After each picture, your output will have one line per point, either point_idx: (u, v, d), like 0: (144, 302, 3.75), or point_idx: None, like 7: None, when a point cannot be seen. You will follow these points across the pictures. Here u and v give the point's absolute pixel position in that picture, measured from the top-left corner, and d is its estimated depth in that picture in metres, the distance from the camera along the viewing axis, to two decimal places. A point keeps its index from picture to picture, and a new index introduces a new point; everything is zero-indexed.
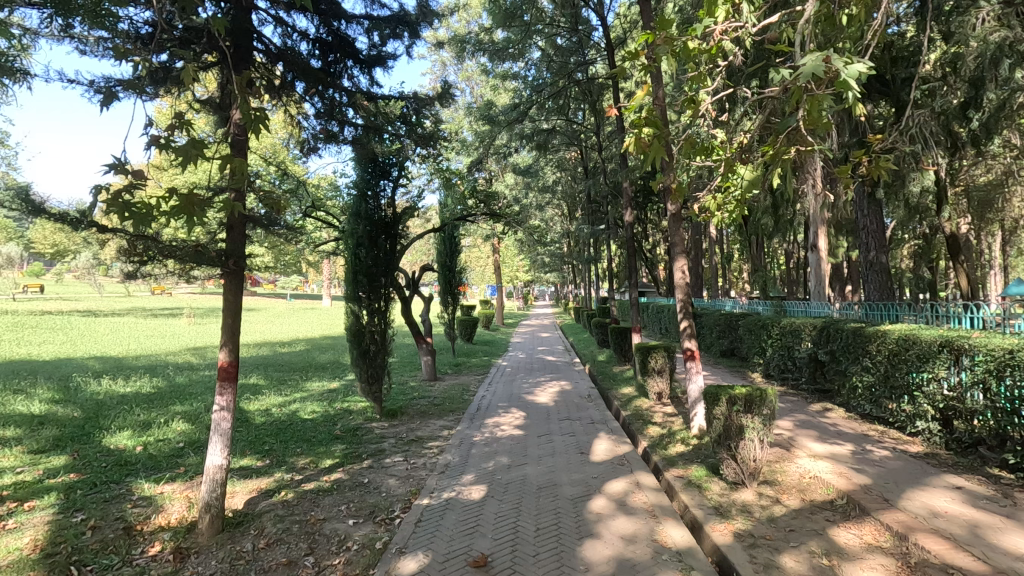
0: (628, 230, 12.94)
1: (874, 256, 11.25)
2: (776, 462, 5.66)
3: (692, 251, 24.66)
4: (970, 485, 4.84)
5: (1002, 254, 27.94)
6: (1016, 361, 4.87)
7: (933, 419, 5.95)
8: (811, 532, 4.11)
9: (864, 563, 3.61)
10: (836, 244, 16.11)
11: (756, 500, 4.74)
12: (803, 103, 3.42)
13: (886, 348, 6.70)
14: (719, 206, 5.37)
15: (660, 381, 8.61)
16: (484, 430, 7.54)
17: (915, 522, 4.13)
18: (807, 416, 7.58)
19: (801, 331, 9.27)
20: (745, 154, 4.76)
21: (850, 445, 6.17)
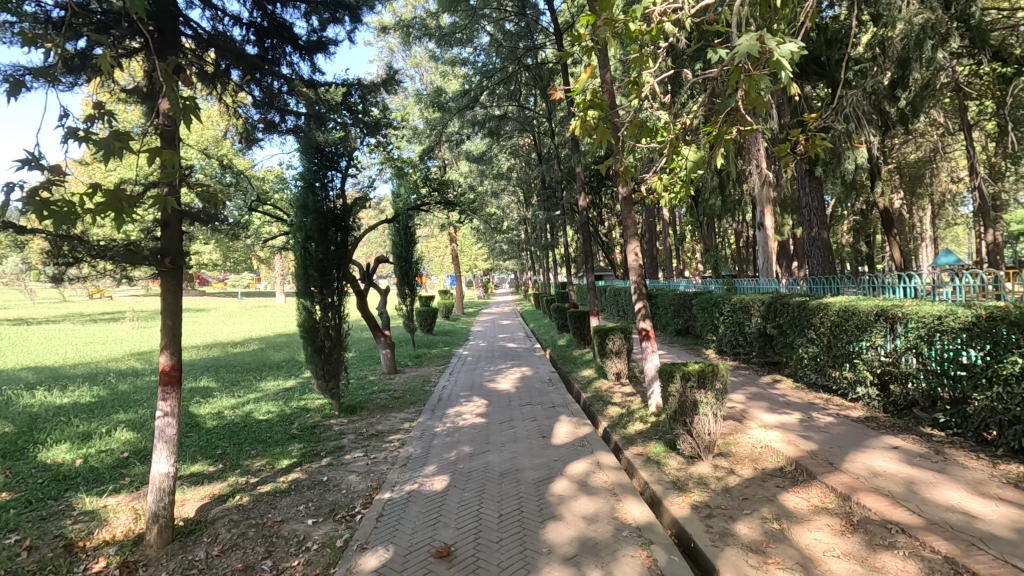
0: (582, 214, 13.04)
1: (816, 233, 11.75)
2: (730, 434, 5.85)
3: (647, 234, 25.08)
4: (906, 444, 5.15)
5: (931, 227, 29.59)
6: (943, 326, 5.21)
7: (871, 384, 6.29)
8: (763, 499, 4.28)
9: (812, 525, 3.79)
10: (781, 222, 16.72)
11: (712, 472, 4.91)
12: (742, 83, 3.46)
13: (829, 319, 7.02)
14: (666, 188, 5.46)
15: (618, 362, 8.78)
16: (446, 420, 7.51)
17: (857, 483, 4.36)
18: (758, 388, 7.88)
19: (750, 306, 9.59)
20: (688, 136, 4.84)
21: (798, 414, 6.44)
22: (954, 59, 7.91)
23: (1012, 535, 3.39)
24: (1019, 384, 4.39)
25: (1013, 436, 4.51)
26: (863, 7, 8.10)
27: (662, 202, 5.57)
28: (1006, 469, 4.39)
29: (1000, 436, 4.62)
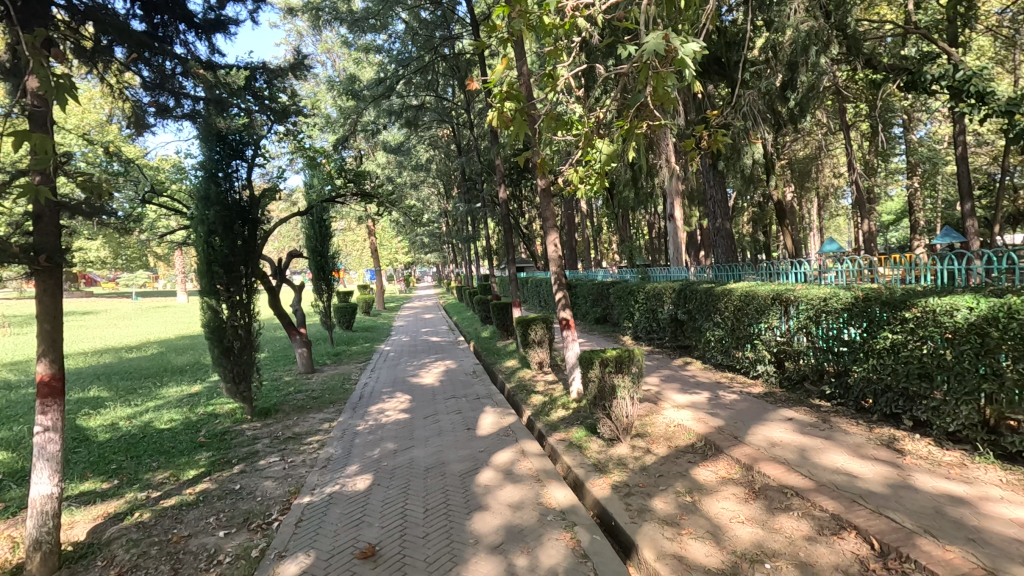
0: (503, 207, 13.12)
1: (720, 224, 12.58)
2: (646, 415, 6.15)
3: (566, 226, 25.67)
4: (799, 415, 5.66)
5: (817, 218, 32.54)
6: (828, 307, 5.77)
7: (769, 362, 6.84)
8: (677, 474, 4.54)
9: (720, 495, 4.08)
10: (689, 214, 17.71)
11: (630, 452, 5.14)
12: (650, 80, 3.62)
13: (732, 304, 7.55)
14: (582, 180, 5.61)
15: (541, 352, 8.95)
16: (368, 418, 7.32)
17: (758, 453, 4.73)
18: (671, 370, 8.34)
19: (663, 294, 10.10)
20: (601, 129, 4.99)
21: (706, 393, 6.89)
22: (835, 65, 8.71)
23: (886, 490, 3.83)
24: (890, 356, 4.96)
25: (886, 403, 5.09)
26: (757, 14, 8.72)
27: (579, 193, 5.72)
28: (880, 432, 4.95)
29: (875, 403, 5.20)
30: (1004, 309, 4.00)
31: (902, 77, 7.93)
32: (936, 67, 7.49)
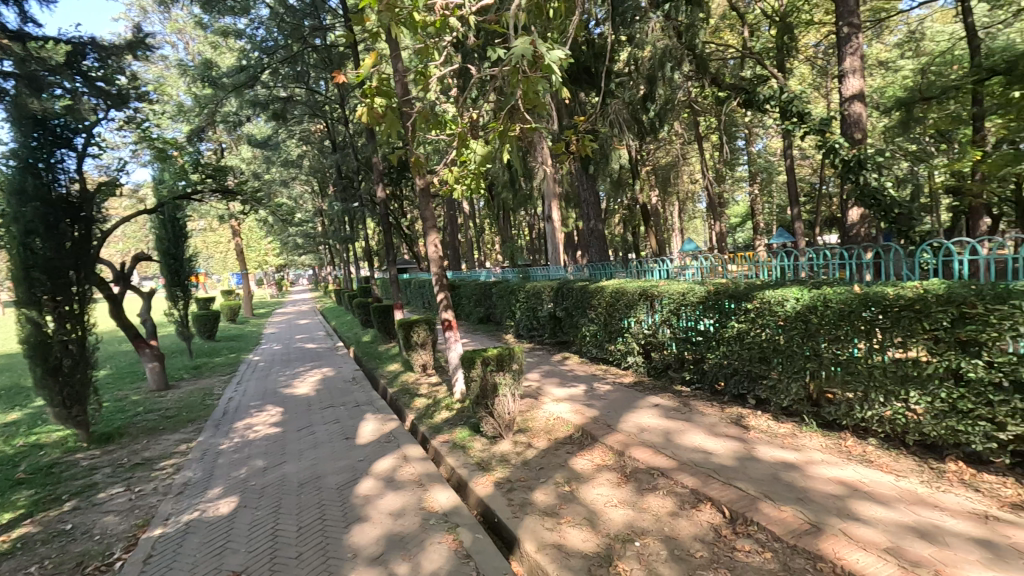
0: (382, 206, 12.75)
1: (593, 225, 13.33)
2: (528, 411, 6.31)
3: (448, 226, 25.59)
4: (663, 401, 6.15)
5: (678, 220, 35.73)
6: (686, 300, 6.35)
7: (638, 353, 7.36)
8: (556, 466, 4.71)
9: (596, 481, 4.31)
10: (566, 215, 18.50)
11: (512, 448, 5.24)
12: (520, 84, 3.71)
13: (605, 300, 8.02)
14: (458, 180, 5.62)
15: (423, 354, 8.82)
16: (233, 435, 6.70)
17: (629, 439, 5.06)
18: (551, 366, 8.64)
19: (542, 292, 10.45)
20: (475, 130, 5.04)
21: (583, 385, 7.24)
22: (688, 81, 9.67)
23: (735, 463, 4.28)
24: (737, 343, 5.58)
25: (734, 384, 5.71)
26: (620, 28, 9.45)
27: (456, 193, 5.75)
28: (730, 411, 5.54)
29: (726, 385, 5.81)
30: (821, 298, 4.67)
31: (741, 96, 8.97)
32: (768, 89, 8.57)
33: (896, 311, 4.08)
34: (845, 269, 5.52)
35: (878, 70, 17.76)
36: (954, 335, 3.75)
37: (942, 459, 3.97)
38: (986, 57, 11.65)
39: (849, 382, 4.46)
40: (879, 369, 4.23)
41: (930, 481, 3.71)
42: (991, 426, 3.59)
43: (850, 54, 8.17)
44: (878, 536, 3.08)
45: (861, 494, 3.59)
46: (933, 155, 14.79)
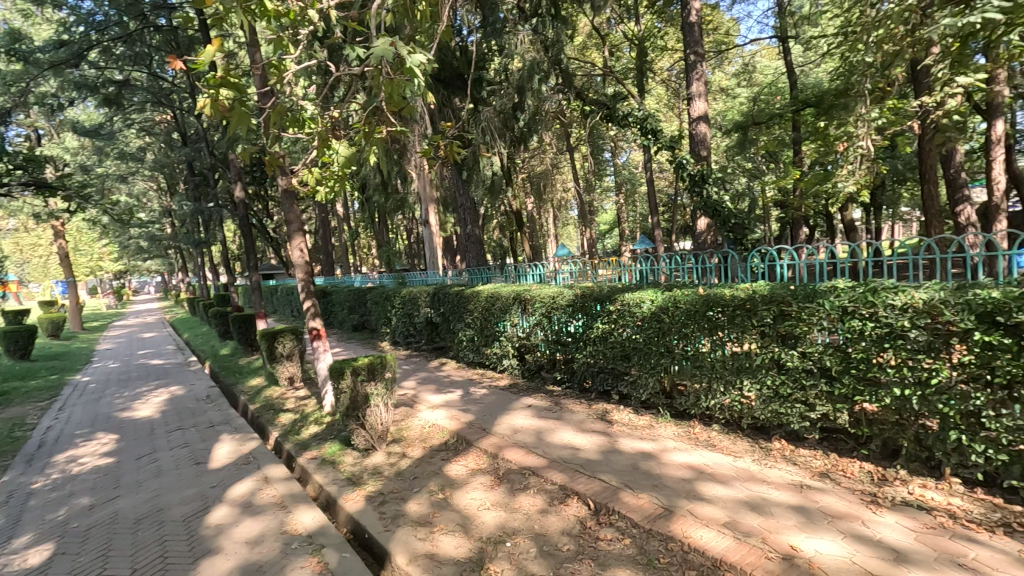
0: (241, 207, 11.74)
1: (470, 230, 13.53)
2: (402, 420, 6.15)
3: (320, 229, 24.27)
4: (536, 402, 6.34)
5: (553, 226, 37.28)
6: (556, 304, 6.62)
7: (513, 356, 7.52)
8: (430, 474, 4.64)
9: (470, 486, 4.30)
10: (444, 220, 18.46)
11: (385, 459, 5.07)
12: (383, 85, 3.64)
13: (480, 304, 8.10)
14: (321, 181, 5.36)
15: (290, 366, 8.25)
16: (50, 471, 5.73)
17: (503, 441, 5.14)
18: (427, 372, 8.52)
19: (418, 298, 10.30)
20: (338, 130, 4.85)
21: (460, 390, 7.23)
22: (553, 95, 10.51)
23: (600, 456, 4.53)
24: (602, 342, 5.92)
25: (600, 382, 6.05)
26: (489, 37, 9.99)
27: (319, 195, 5.49)
28: (596, 407, 5.86)
29: (593, 383, 6.14)
30: (672, 300, 5.13)
31: (604, 111, 9.61)
32: (626, 106, 9.27)
33: (732, 310, 4.59)
34: (692, 273, 6.12)
35: (720, 95, 20.04)
36: (776, 329, 4.31)
37: (769, 439, 4.53)
38: (801, 90, 13.67)
39: (695, 375, 4.94)
40: (719, 362, 4.73)
41: (760, 459, 4.22)
42: (805, 407, 4.18)
43: (695, 80, 9.11)
44: (718, 513, 3.42)
45: (706, 476, 3.97)
46: (764, 173, 17.00)
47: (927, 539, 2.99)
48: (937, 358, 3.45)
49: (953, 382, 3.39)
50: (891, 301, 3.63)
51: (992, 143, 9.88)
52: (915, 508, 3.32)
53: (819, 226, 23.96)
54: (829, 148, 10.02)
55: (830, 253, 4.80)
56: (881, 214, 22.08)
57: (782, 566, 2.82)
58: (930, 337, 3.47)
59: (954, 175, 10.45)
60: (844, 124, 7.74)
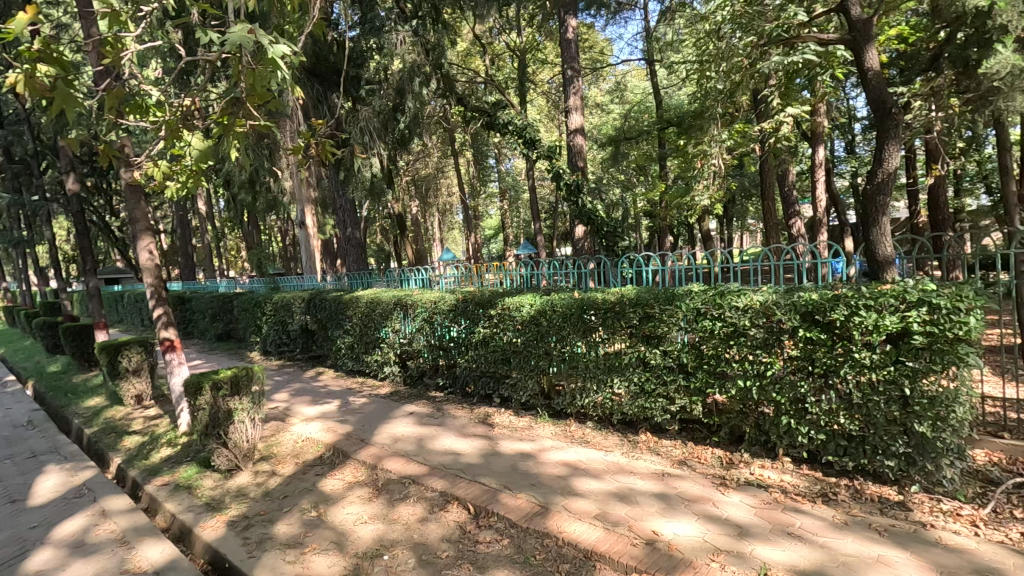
0: (75, 202, 10.22)
1: (350, 233, 13.16)
2: (272, 435, 5.71)
3: (178, 229, 21.89)
4: (418, 408, 6.22)
5: (438, 230, 37.07)
6: (438, 308, 6.58)
7: (394, 363, 7.33)
8: (303, 491, 4.35)
9: (346, 501, 4.09)
10: (322, 221, 17.55)
11: (252, 479, 4.67)
12: (243, 75, 3.36)
13: (360, 310, 7.81)
14: (173, 175, 4.83)
15: (138, 382, 7.32)
16: None
17: (382, 450, 4.96)
18: (302, 383, 8.01)
19: (292, 304, 9.67)
20: (191, 120, 4.39)
21: (337, 400, 6.87)
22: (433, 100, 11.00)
23: (480, 459, 4.54)
24: (483, 347, 5.98)
25: (482, 386, 6.10)
26: (367, 36, 10.30)
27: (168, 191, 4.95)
28: (478, 411, 5.89)
29: (475, 387, 6.17)
30: (549, 304, 5.32)
31: (484, 118, 9.77)
32: (507, 114, 9.50)
33: (603, 313, 4.87)
34: (569, 278, 6.40)
35: (595, 110, 21.28)
36: (641, 330, 4.63)
37: (636, 432, 4.86)
38: (665, 110, 14.94)
39: (571, 376, 5.16)
40: (592, 362, 4.99)
41: (629, 452, 4.51)
42: (666, 401, 4.54)
43: (572, 94, 9.59)
44: (590, 506, 3.59)
45: (580, 472, 4.16)
46: (634, 184, 18.34)
47: (765, 514, 3.37)
48: (773, 353, 3.93)
49: (785, 373, 3.88)
50: (736, 303, 4.07)
51: (815, 167, 11.55)
52: (756, 487, 3.75)
53: (682, 235, 26.33)
54: (688, 163, 11.04)
55: (687, 259, 5.27)
56: (731, 225, 24.85)
57: (646, 551, 3.02)
58: (767, 334, 3.94)
59: (787, 193, 12.05)
60: (699, 143, 8.58)
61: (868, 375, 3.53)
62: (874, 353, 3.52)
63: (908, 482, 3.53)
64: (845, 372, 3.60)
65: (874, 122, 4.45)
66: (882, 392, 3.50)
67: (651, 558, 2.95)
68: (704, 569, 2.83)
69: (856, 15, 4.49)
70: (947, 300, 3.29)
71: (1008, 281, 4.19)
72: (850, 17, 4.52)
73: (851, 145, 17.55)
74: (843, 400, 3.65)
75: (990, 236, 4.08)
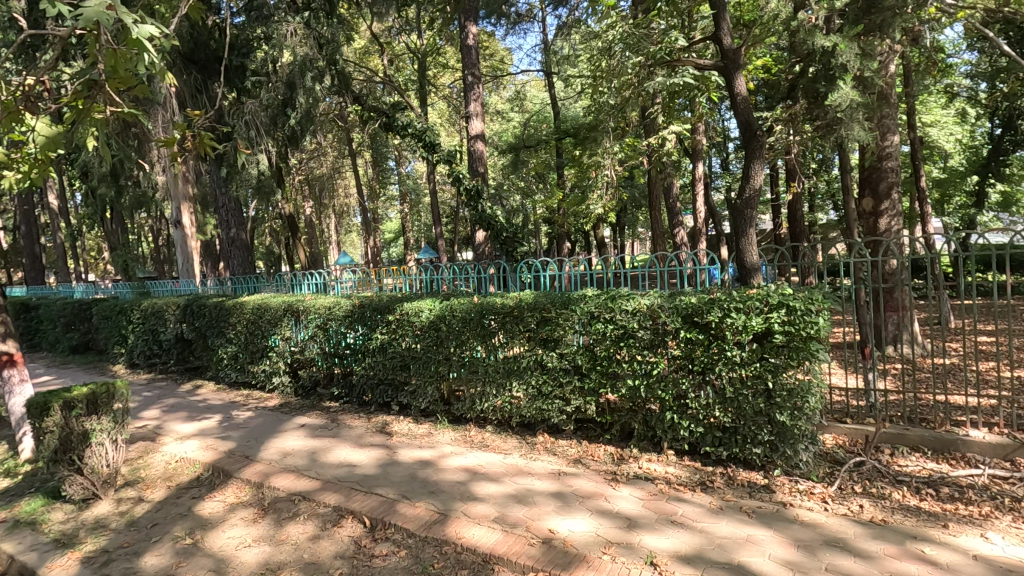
0: None
1: (234, 234, 12.26)
2: (139, 457, 5.12)
3: (22, 226, 19.04)
4: (310, 420, 5.89)
5: (334, 233, 35.57)
6: (333, 314, 6.30)
7: (284, 373, 6.90)
8: (175, 517, 3.95)
9: (226, 524, 3.76)
10: (203, 220, 16.17)
11: (113, 508, 4.16)
12: (103, 56, 2.98)
13: (244, 317, 7.27)
14: (11, 165, 4.17)
15: None
16: None
17: (269, 466, 4.62)
18: (177, 398, 7.28)
19: (165, 311, 8.79)
20: (36, 101, 3.82)
21: (218, 416, 6.31)
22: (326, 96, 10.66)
23: (377, 470, 4.38)
24: (381, 353, 5.81)
25: (380, 394, 5.91)
26: (253, 23, 9.66)
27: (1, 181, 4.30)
28: (376, 420, 5.70)
29: (372, 396, 5.97)
30: (448, 308, 5.30)
31: (382, 119, 9.52)
32: (406, 116, 9.37)
33: (502, 317, 4.94)
34: (469, 283, 6.41)
35: (496, 117, 21.66)
36: (539, 334, 4.75)
37: (534, 433, 4.96)
38: (562, 120, 15.56)
39: (470, 380, 5.17)
40: (492, 366, 5.02)
41: (527, 454, 4.59)
42: (562, 402, 4.69)
43: (472, 100, 9.64)
44: (489, 510, 3.60)
45: (479, 476, 4.16)
46: (534, 192, 18.78)
47: (652, 505, 3.59)
48: (658, 353, 4.21)
49: (669, 371, 4.17)
50: (625, 306, 4.31)
51: (695, 181, 12.58)
52: (644, 479, 3.98)
53: (578, 242, 27.44)
54: (583, 173, 11.57)
55: (583, 264, 5.50)
56: (623, 233, 26.39)
57: (542, 549, 3.09)
58: (653, 335, 4.22)
59: (671, 204, 12.97)
60: (594, 154, 8.98)
61: (738, 371, 3.89)
62: (743, 351, 3.89)
63: (772, 466, 3.92)
64: (720, 369, 3.94)
65: (743, 142, 4.94)
66: (751, 386, 3.87)
67: (548, 555, 3.03)
68: (597, 562, 2.94)
69: (728, 44, 4.97)
70: (802, 303, 3.72)
71: (849, 285, 4.82)
72: (723, 45, 4.98)
73: (725, 162, 19.30)
74: (718, 394, 3.99)
75: (835, 245, 4.66)
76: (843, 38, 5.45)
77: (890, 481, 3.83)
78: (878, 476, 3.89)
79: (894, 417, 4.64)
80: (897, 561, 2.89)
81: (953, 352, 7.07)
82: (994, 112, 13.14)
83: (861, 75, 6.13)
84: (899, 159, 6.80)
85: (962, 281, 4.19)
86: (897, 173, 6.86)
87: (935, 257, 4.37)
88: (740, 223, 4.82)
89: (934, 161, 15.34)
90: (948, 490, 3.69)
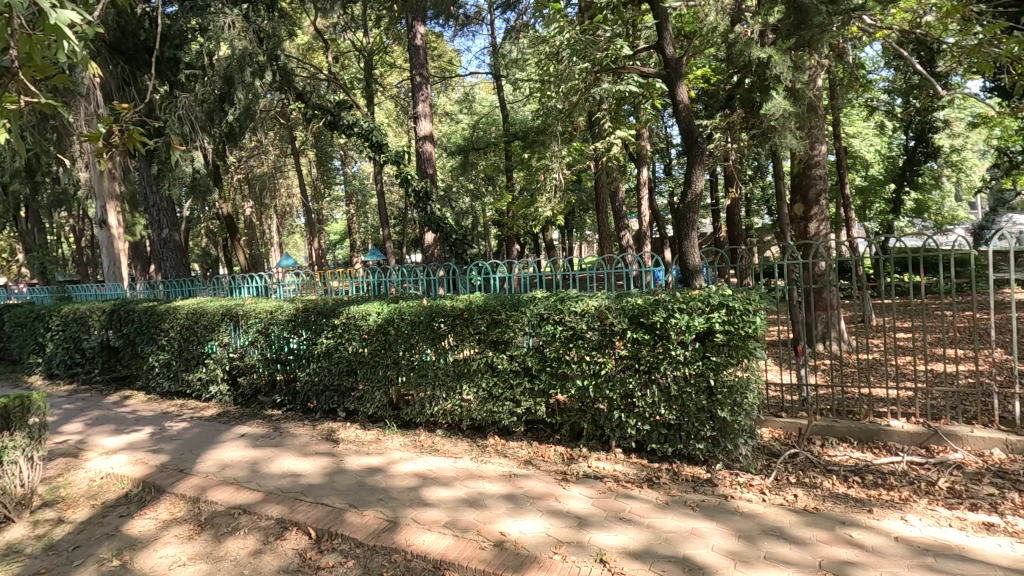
0: None
1: (167, 234, 11.56)
2: (58, 475, 4.74)
3: None
4: (250, 430, 5.63)
5: (276, 233, 34.28)
6: (275, 318, 6.06)
7: (222, 381, 6.58)
8: (102, 538, 3.68)
9: (159, 542, 3.54)
10: (131, 220, 15.20)
11: (28, 533, 3.82)
12: (18, 43, 2.72)
13: (178, 322, 6.90)
14: None
15: None
16: None
17: (208, 479, 4.35)
18: (102, 410, 6.79)
19: (89, 316, 8.19)
20: None
21: (148, 428, 5.93)
22: (267, 94, 10.27)
23: (323, 479, 4.24)
24: (326, 359, 5.65)
25: (325, 401, 5.73)
26: (187, 14, 9.27)
27: None
28: (321, 427, 5.52)
29: (317, 402, 5.79)
30: (396, 311, 5.21)
31: (327, 117, 9.22)
32: (352, 115, 9.13)
33: (452, 320, 4.89)
34: (418, 285, 6.32)
35: (445, 118, 21.55)
36: (489, 336, 4.75)
37: (485, 437, 4.93)
38: (511, 123, 15.66)
39: (420, 385, 5.09)
40: (442, 368, 4.97)
41: (477, 457, 4.57)
42: (513, 404, 4.70)
43: (421, 100, 9.51)
44: (439, 515, 3.56)
45: (430, 481, 4.11)
46: (483, 193, 18.76)
47: (602, 503, 3.65)
48: (606, 353, 4.29)
49: (616, 372, 4.25)
50: (574, 307, 4.37)
51: (640, 185, 12.91)
52: (593, 478, 4.04)
53: (527, 245, 27.68)
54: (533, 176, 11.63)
55: (532, 267, 5.55)
56: (570, 235, 26.76)
57: (494, 552, 3.08)
58: (601, 336, 4.31)
59: (618, 208, 13.22)
60: (543, 157, 9.04)
61: (682, 370, 4.01)
62: (687, 350, 4.01)
63: (714, 461, 4.07)
64: (665, 369, 4.05)
65: (685, 148, 5.07)
66: (693, 384, 4.00)
67: (499, 558, 3.02)
68: (548, 562, 2.96)
69: (671, 53, 5.13)
70: (740, 303, 3.89)
71: (783, 287, 5.04)
72: (666, 54, 5.14)
73: (669, 168, 19.93)
74: (663, 393, 4.10)
75: (770, 249, 4.88)
76: (777, 52, 5.71)
77: (822, 471, 4.06)
78: (810, 467, 4.12)
79: (824, 410, 4.93)
80: (828, 546, 3.06)
81: (874, 349, 7.58)
82: (909, 124, 14.23)
83: (793, 88, 6.46)
84: (826, 167, 7.24)
85: (883, 282, 4.42)
86: (825, 180, 7.31)
87: (859, 260, 4.67)
88: (682, 227, 4.98)
89: (858, 168, 16.45)
90: (872, 476, 3.95)
